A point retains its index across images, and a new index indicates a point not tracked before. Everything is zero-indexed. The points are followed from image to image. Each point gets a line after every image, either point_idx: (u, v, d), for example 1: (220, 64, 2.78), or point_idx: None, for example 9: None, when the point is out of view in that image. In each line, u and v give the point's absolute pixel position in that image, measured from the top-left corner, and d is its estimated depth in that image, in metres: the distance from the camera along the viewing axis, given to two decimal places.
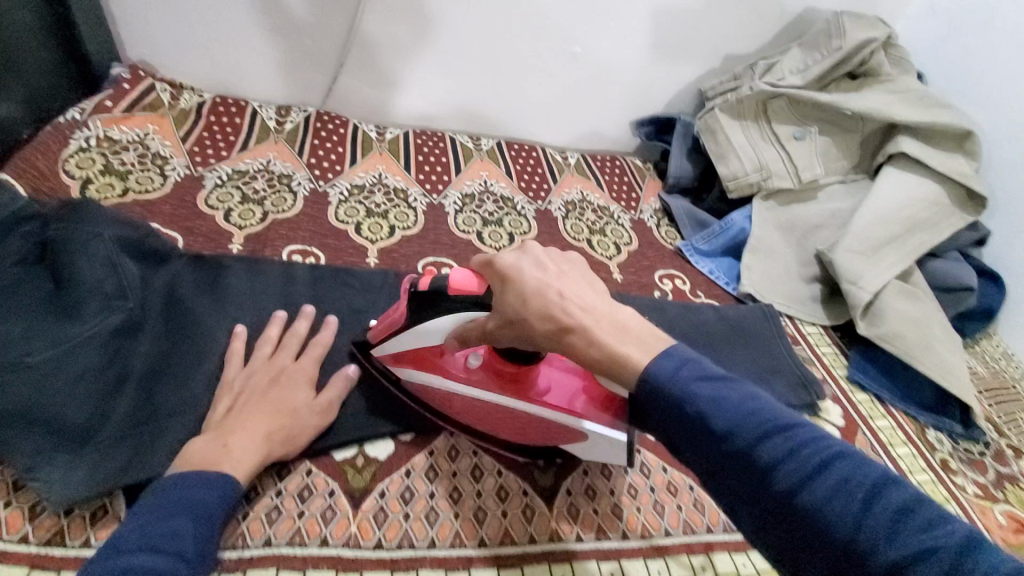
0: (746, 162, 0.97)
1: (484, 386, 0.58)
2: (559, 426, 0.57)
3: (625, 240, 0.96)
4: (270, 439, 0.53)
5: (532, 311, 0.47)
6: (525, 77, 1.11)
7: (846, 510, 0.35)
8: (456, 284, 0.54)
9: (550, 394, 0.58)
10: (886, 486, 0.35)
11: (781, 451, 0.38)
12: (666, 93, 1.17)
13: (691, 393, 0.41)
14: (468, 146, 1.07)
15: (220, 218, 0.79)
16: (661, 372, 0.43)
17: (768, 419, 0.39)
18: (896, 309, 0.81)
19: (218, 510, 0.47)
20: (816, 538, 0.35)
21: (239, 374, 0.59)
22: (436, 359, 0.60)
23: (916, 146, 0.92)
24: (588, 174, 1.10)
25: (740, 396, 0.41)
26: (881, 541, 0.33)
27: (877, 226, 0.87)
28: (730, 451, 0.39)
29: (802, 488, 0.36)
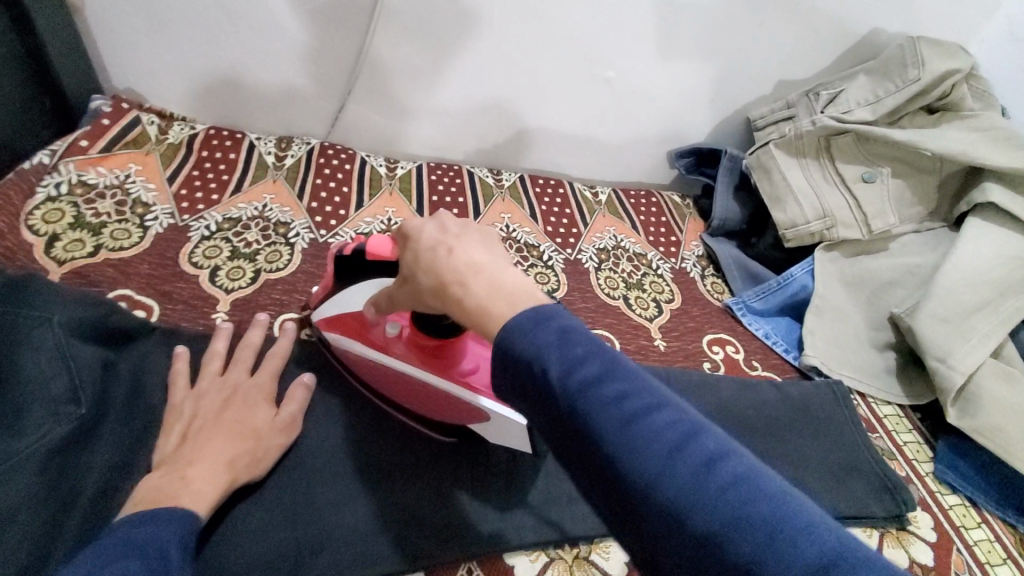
0: (807, 208, 0.85)
1: (404, 358, 0.56)
2: (465, 406, 0.53)
3: (666, 296, 0.84)
4: (232, 468, 0.49)
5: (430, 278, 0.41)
6: (551, 105, 1.00)
7: (729, 515, 0.27)
8: (374, 249, 0.54)
9: (470, 373, 0.55)
10: (757, 483, 0.28)
11: (641, 433, 0.30)
12: (708, 121, 1.05)
13: (572, 372, 0.32)
14: (488, 182, 0.96)
15: (205, 280, 0.69)
16: (522, 328, 0.34)
17: (667, 417, 0.30)
18: (995, 396, 0.68)
19: (177, 548, 0.41)
20: (665, 537, 0.28)
21: (186, 398, 0.54)
22: (363, 330, 0.58)
23: (1009, 196, 0.79)
24: (621, 214, 0.98)
25: (629, 379, 0.32)
26: (739, 549, 0.26)
27: (965, 290, 0.75)
28: (615, 456, 0.30)
29: (654, 474, 0.29)
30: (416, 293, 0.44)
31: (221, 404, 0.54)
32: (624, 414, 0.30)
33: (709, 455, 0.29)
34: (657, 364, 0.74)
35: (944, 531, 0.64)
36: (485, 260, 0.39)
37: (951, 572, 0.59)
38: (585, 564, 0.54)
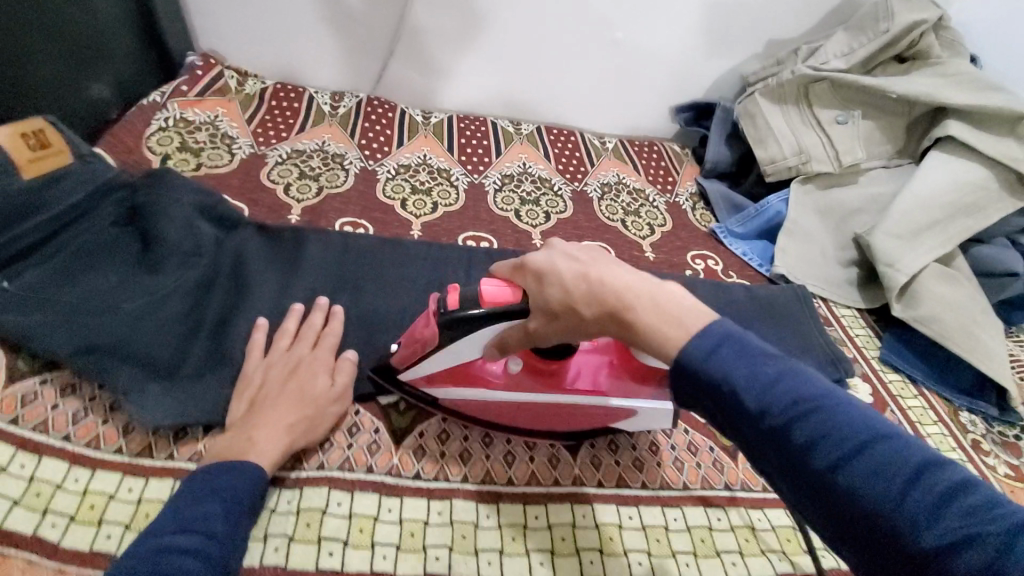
0: (785, 146, 0.98)
1: (530, 390, 0.61)
2: (607, 413, 0.62)
3: (659, 221, 0.99)
4: (292, 431, 0.55)
5: (578, 299, 0.47)
6: (565, 65, 1.14)
7: (947, 524, 0.32)
8: (490, 296, 0.54)
9: (585, 382, 0.62)
10: (954, 481, 0.34)
11: (838, 438, 0.36)
12: (706, 79, 1.18)
13: (763, 393, 0.38)
14: (509, 130, 1.12)
15: (281, 192, 0.87)
16: (701, 353, 0.40)
17: (886, 448, 0.35)
18: (933, 292, 0.80)
19: (247, 496, 0.49)
20: (871, 531, 0.34)
21: (258, 366, 0.60)
22: (476, 374, 0.61)
23: (966, 130, 0.90)
24: (625, 158, 1.12)
25: (816, 391, 0.38)
26: (941, 535, 0.32)
27: (918, 211, 0.86)
28: (830, 474, 0.36)
29: (865, 481, 0.35)
30: (571, 324, 0.50)
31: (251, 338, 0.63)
32: (830, 430, 0.36)
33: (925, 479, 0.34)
34: (645, 269, 0.89)
35: (879, 395, 0.76)
36: (633, 284, 0.45)
37: None
38: None
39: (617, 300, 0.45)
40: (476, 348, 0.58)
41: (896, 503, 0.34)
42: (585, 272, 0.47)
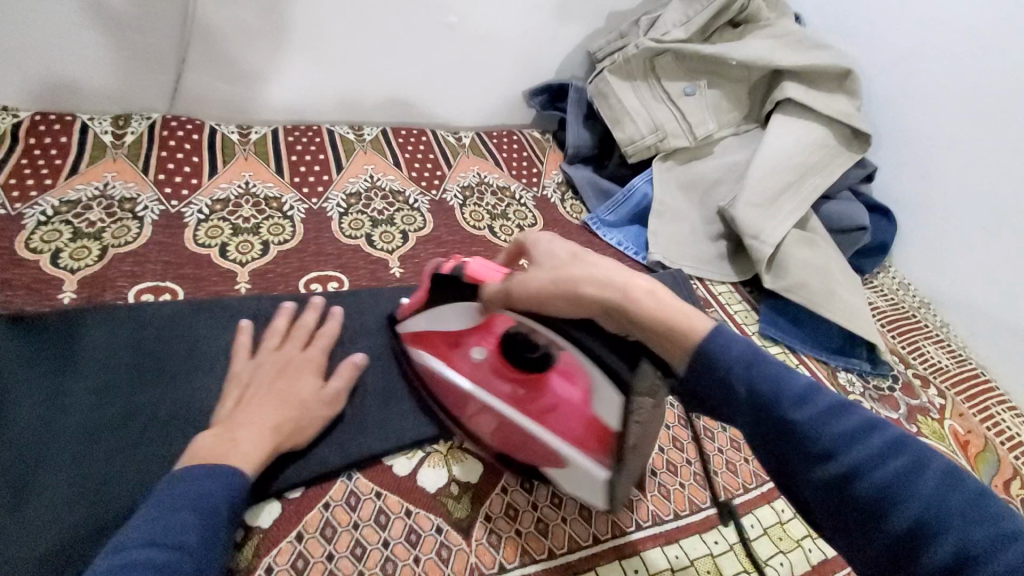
0: (642, 125, 0.95)
1: (487, 384, 0.63)
2: (544, 449, 0.59)
3: (528, 222, 0.93)
4: (278, 433, 0.54)
5: (570, 268, 0.53)
6: (401, 55, 1.01)
7: (935, 515, 0.37)
8: (474, 272, 0.62)
9: (550, 407, 0.60)
10: (934, 468, 0.39)
11: (841, 440, 0.40)
12: (554, 58, 1.12)
13: (782, 393, 0.42)
14: (349, 137, 0.97)
15: (47, 263, 0.67)
16: (722, 349, 0.44)
17: (817, 398, 0.42)
18: (798, 259, 0.82)
19: (223, 501, 0.47)
20: (870, 522, 0.39)
21: (246, 365, 0.59)
22: (452, 353, 0.65)
23: (801, 91, 0.92)
24: (484, 153, 1.03)
25: (812, 392, 0.42)
26: (941, 534, 0.36)
27: (772, 176, 0.87)
28: (842, 477, 0.39)
29: (868, 475, 0.39)
30: (542, 302, 0.55)
31: (241, 338, 0.62)
32: (785, 390, 0.42)
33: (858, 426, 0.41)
34: None
35: None
36: (620, 274, 0.51)
37: None
38: (460, 452, 0.63)
39: (585, 259, 0.53)
40: (462, 315, 0.65)
41: (892, 498, 0.38)
42: (570, 260, 0.54)
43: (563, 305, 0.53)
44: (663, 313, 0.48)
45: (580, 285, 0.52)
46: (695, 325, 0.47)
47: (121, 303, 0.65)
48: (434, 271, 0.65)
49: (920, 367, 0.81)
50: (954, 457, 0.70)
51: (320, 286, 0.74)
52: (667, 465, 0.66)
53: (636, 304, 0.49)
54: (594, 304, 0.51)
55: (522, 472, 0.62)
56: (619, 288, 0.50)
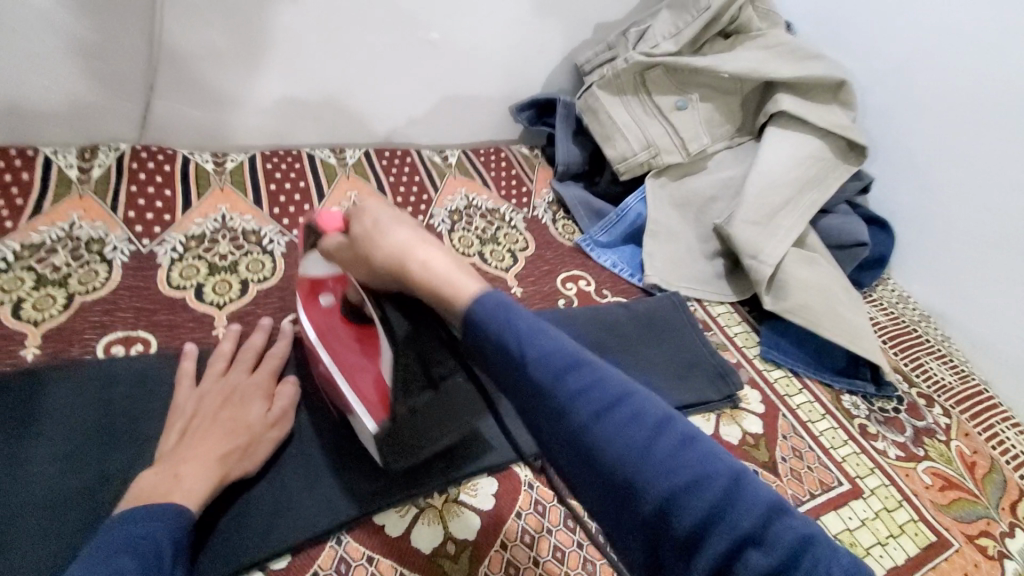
0: (633, 141, 0.92)
1: (329, 334, 0.62)
2: (349, 406, 0.58)
3: (520, 245, 0.89)
4: (226, 464, 0.51)
5: (376, 250, 0.51)
6: (383, 74, 0.97)
7: (689, 503, 0.35)
8: (324, 222, 0.59)
9: (374, 362, 0.58)
10: (699, 449, 0.37)
11: (609, 421, 0.37)
12: (541, 72, 1.09)
13: (547, 368, 0.39)
14: (330, 162, 0.93)
15: (9, 315, 0.62)
16: (503, 326, 0.41)
17: (606, 390, 0.39)
18: (799, 278, 0.79)
19: (168, 545, 0.44)
20: (629, 505, 0.37)
21: (190, 396, 0.57)
22: (315, 297, 0.64)
23: (796, 103, 0.89)
24: (472, 173, 1.00)
25: (585, 370, 0.39)
26: (687, 516, 0.35)
27: (769, 192, 0.84)
28: (605, 460, 0.37)
29: (622, 461, 0.37)
30: (365, 262, 0.53)
31: (183, 367, 0.60)
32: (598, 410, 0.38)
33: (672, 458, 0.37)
34: None
35: (772, 403, 0.73)
36: (438, 265, 0.48)
37: (777, 436, 0.69)
38: (455, 505, 0.58)
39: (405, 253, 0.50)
40: (324, 264, 0.61)
41: (640, 479, 0.36)
42: (391, 219, 0.53)
43: (361, 270, 0.54)
44: (434, 280, 0.47)
45: (379, 254, 0.51)
46: (469, 292, 0.45)
47: (89, 359, 0.61)
48: (307, 223, 0.62)
49: (924, 385, 0.79)
50: (960, 479, 0.69)
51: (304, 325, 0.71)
52: None
53: (423, 272, 0.48)
54: (388, 272, 0.51)
55: (522, 524, 0.58)
56: (419, 263, 0.49)
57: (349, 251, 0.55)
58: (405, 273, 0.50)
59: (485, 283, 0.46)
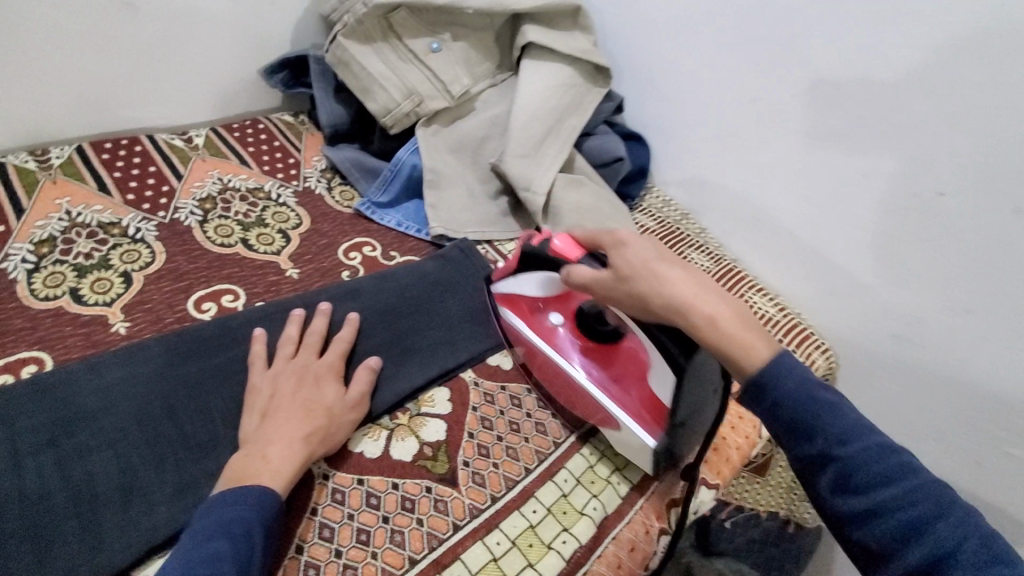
0: (394, 92, 0.88)
1: (559, 348, 0.63)
2: (596, 409, 0.60)
3: (292, 223, 0.80)
4: (309, 443, 0.52)
5: (649, 295, 0.51)
6: (80, 52, 0.81)
7: (906, 514, 0.42)
8: (558, 250, 0.60)
9: (620, 377, 0.60)
10: (918, 475, 0.43)
11: (840, 432, 0.44)
12: (284, 25, 0.97)
13: (788, 398, 0.46)
14: (28, 166, 0.75)
15: None
16: (775, 375, 0.47)
17: (824, 408, 0.45)
18: (568, 203, 0.84)
19: (258, 525, 0.45)
20: (847, 520, 0.44)
21: (265, 377, 0.57)
22: (530, 314, 0.66)
23: (541, 33, 0.91)
24: (225, 152, 0.87)
25: (823, 395, 0.46)
26: (925, 543, 0.41)
27: (531, 124, 0.87)
28: (830, 461, 0.44)
29: (870, 470, 0.43)
30: (638, 304, 0.53)
31: (251, 352, 0.59)
32: (841, 425, 0.44)
33: (907, 466, 0.43)
34: (292, 294, 0.71)
35: None
36: (719, 308, 0.50)
37: None
38: None
39: (688, 308, 0.50)
40: (539, 283, 0.65)
41: (885, 501, 0.42)
42: (658, 258, 0.52)
43: (630, 307, 0.54)
44: (721, 333, 0.49)
45: (653, 298, 0.51)
46: (761, 358, 0.48)
47: None
48: (525, 244, 0.64)
49: None
50: None
51: (7, 375, 0.56)
52: (480, 449, 0.59)
53: (716, 336, 0.49)
54: (663, 315, 0.52)
55: (318, 520, 0.51)
56: (704, 318, 0.50)
57: (613, 285, 0.54)
58: (687, 327, 0.50)
59: (774, 345, 0.49)
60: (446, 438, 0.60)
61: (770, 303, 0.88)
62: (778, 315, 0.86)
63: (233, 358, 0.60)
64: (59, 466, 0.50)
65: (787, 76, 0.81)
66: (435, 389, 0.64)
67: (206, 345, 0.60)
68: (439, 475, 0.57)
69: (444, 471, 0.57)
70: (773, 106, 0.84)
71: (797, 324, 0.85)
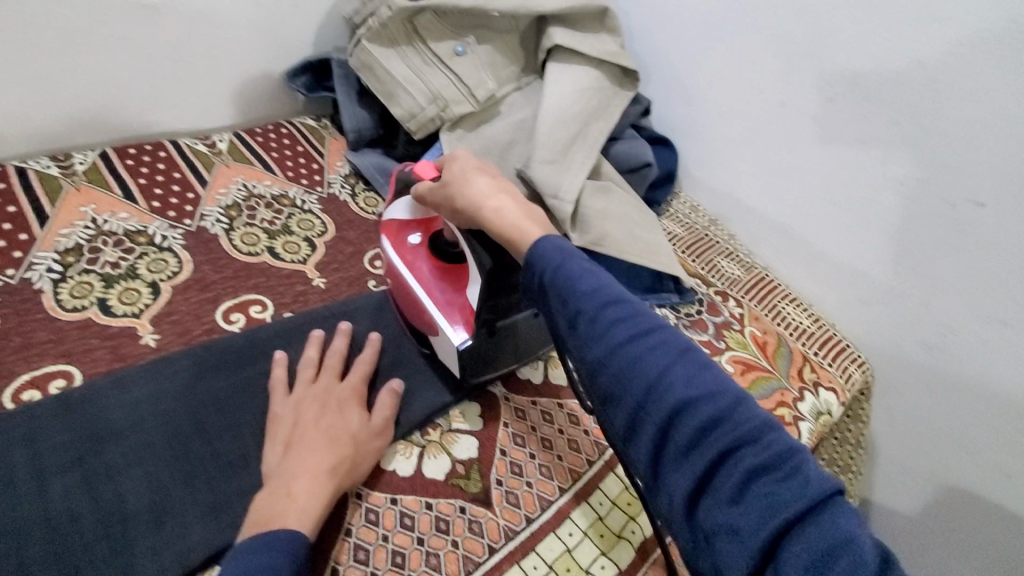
0: (418, 96, 0.86)
1: (412, 262, 0.65)
2: (430, 317, 0.62)
3: (317, 231, 0.79)
4: (335, 475, 0.50)
5: (485, 218, 0.54)
6: (100, 57, 0.80)
7: (748, 486, 0.38)
8: (419, 171, 0.63)
9: (459, 291, 0.62)
10: (755, 452, 0.39)
11: (680, 386, 0.41)
12: (307, 27, 0.96)
13: (610, 341, 0.43)
14: (52, 173, 0.75)
15: None
16: (579, 296, 0.45)
17: (649, 383, 0.41)
18: (597, 210, 0.82)
19: (288, 573, 0.43)
20: (692, 482, 0.39)
21: (287, 405, 0.55)
22: (396, 234, 0.68)
23: (568, 35, 0.89)
24: (249, 157, 0.86)
25: (642, 353, 0.42)
26: (772, 514, 0.37)
27: (558, 129, 0.85)
28: (663, 419, 0.41)
29: (714, 434, 0.40)
30: (473, 220, 0.56)
31: (273, 377, 0.57)
32: (653, 381, 0.41)
33: (737, 414, 0.40)
34: (320, 305, 0.70)
35: None
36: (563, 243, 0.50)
37: None
38: None
39: (516, 232, 0.52)
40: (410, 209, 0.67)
41: (733, 468, 0.39)
42: (525, 218, 0.53)
43: (452, 215, 0.58)
44: (540, 248, 0.50)
45: (484, 221, 0.54)
46: (531, 237, 0.51)
47: None
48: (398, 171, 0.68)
49: (719, 282, 0.88)
50: (756, 359, 0.78)
51: (37, 390, 0.56)
52: (512, 468, 0.58)
53: (501, 233, 0.52)
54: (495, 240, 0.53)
55: (353, 542, 0.50)
56: (524, 235, 0.51)
57: (443, 197, 0.58)
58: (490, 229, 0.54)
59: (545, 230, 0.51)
60: (479, 456, 0.59)
61: (804, 313, 0.86)
62: (812, 326, 0.84)
63: (260, 373, 0.59)
64: (91, 484, 0.49)
65: (822, 81, 0.79)
66: (466, 404, 0.63)
67: (234, 360, 0.59)
68: (472, 494, 0.56)
69: (478, 491, 0.56)
70: (808, 110, 0.81)
71: (831, 336, 0.83)
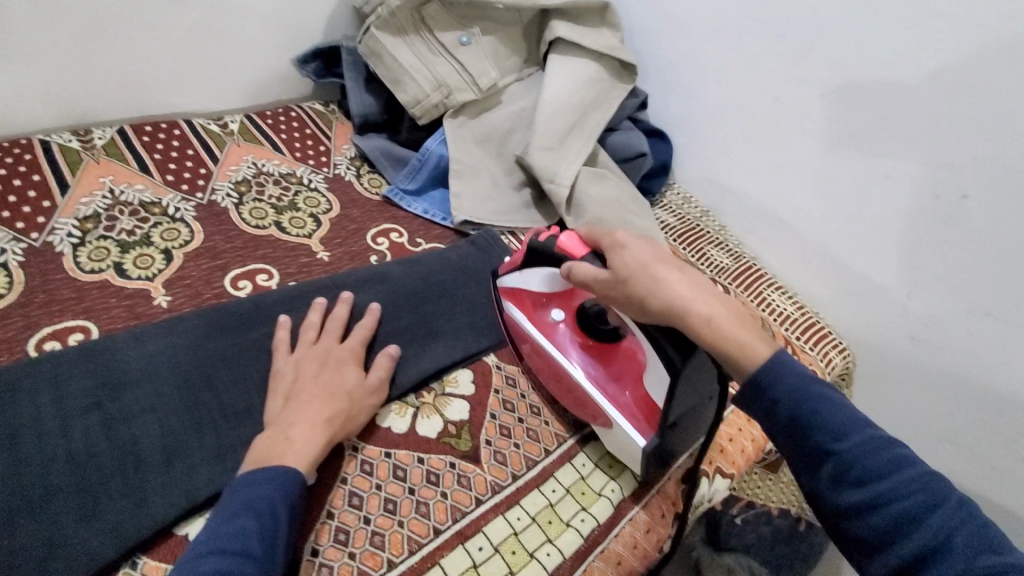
0: (423, 83, 0.90)
1: (559, 345, 0.63)
2: (593, 408, 0.60)
3: (322, 208, 0.83)
4: (330, 426, 0.54)
5: (652, 295, 0.50)
6: (121, 37, 0.84)
7: (905, 506, 0.42)
8: (566, 246, 0.59)
9: (618, 375, 0.60)
10: (907, 474, 0.43)
11: (840, 421, 0.45)
12: (318, 15, 0.99)
13: (778, 386, 0.46)
14: (73, 146, 0.78)
15: None
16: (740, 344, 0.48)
17: (815, 417, 0.45)
18: (592, 196, 0.86)
19: (282, 504, 0.47)
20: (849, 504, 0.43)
21: (288, 362, 0.59)
22: (532, 310, 0.66)
23: (570, 29, 0.93)
24: (258, 138, 0.90)
25: (805, 398, 0.46)
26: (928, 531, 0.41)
27: (557, 118, 0.88)
28: (828, 453, 0.44)
29: (868, 462, 0.43)
30: (641, 304, 0.51)
31: (277, 337, 0.61)
32: (828, 424, 0.45)
33: (885, 445, 0.44)
34: (323, 276, 0.74)
35: None
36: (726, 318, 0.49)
37: None
38: None
39: (686, 305, 0.49)
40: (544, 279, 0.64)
41: (889, 495, 0.42)
42: (660, 265, 0.51)
43: (629, 308, 0.53)
44: (728, 337, 0.48)
45: (653, 297, 0.50)
46: (700, 314, 0.49)
47: None
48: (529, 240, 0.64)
49: (708, 270, 0.91)
50: None
51: (57, 342, 0.59)
52: (500, 430, 0.62)
53: (708, 331, 0.48)
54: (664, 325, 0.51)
55: (347, 489, 0.54)
56: (703, 315, 0.49)
57: (616, 290, 0.53)
58: (684, 328, 0.49)
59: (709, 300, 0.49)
60: (469, 418, 0.62)
61: (789, 301, 0.89)
62: (796, 312, 0.87)
63: (265, 335, 0.63)
64: (106, 428, 0.53)
65: (811, 77, 0.82)
66: (458, 371, 0.66)
67: (240, 322, 0.63)
68: (462, 452, 0.59)
69: (468, 450, 0.59)
70: (799, 105, 0.85)
71: (814, 322, 0.86)
